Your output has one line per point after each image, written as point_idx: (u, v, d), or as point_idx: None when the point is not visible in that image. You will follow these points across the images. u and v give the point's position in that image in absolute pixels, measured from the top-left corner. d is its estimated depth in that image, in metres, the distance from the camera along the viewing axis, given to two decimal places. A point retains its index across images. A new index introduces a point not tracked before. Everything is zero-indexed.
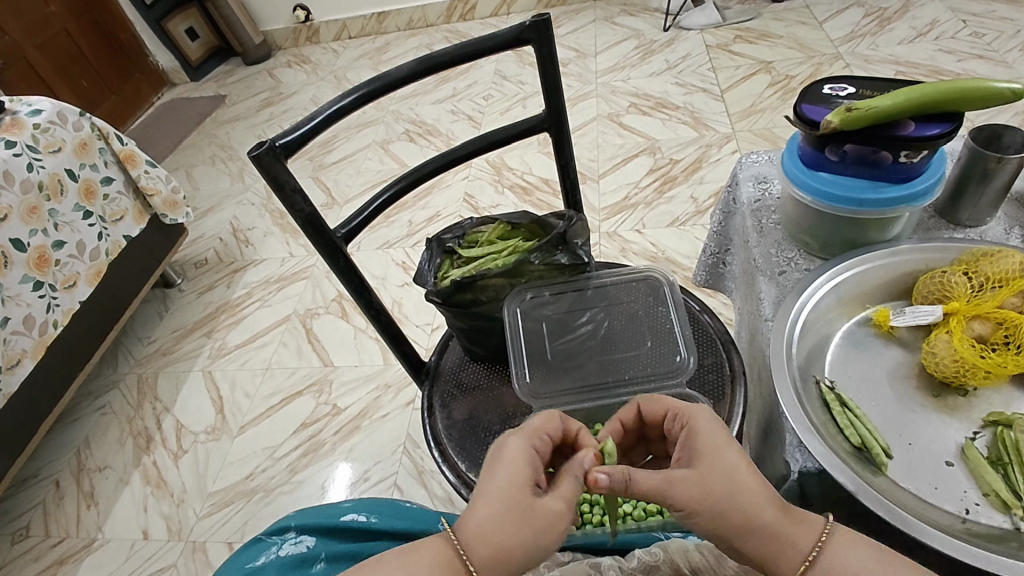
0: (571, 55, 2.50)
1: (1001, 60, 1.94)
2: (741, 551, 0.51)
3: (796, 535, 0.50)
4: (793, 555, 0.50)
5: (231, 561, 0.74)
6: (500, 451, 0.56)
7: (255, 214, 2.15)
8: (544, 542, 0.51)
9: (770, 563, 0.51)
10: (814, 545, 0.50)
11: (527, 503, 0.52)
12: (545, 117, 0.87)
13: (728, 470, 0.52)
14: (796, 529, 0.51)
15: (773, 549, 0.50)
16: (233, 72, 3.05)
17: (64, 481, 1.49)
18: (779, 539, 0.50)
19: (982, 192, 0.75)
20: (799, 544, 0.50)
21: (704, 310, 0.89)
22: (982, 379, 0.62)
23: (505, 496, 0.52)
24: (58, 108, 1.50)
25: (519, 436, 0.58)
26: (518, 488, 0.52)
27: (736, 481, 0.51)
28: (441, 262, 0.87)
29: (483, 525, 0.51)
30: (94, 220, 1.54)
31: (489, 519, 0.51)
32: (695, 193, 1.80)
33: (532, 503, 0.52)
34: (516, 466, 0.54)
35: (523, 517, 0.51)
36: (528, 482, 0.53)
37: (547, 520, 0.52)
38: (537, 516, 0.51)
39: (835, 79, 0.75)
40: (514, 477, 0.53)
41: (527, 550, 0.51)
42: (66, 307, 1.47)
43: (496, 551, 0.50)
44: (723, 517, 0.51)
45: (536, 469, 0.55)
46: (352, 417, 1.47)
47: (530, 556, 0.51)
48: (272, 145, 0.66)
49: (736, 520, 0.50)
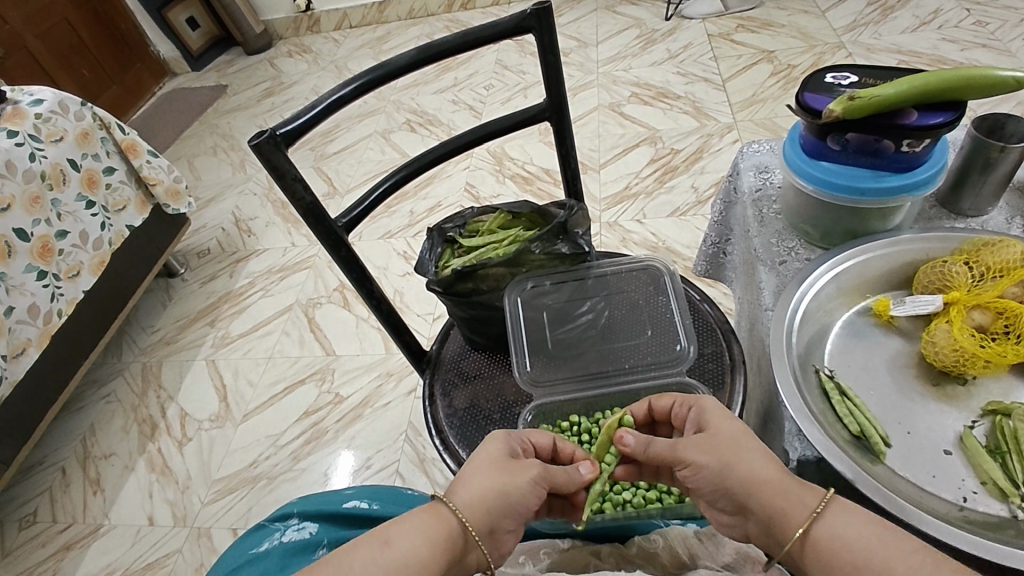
0: (572, 44, 2.48)
1: (1004, 49, 1.92)
2: (750, 509, 0.53)
3: (799, 491, 0.52)
4: (798, 511, 0.51)
5: (235, 547, 0.75)
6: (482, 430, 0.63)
7: (257, 204, 2.15)
8: (520, 494, 0.56)
9: (776, 521, 0.52)
10: (819, 501, 0.51)
11: (503, 460, 0.58)
12: (546, 106, 0.87)
13: (733, 434, 0.56)
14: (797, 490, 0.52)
15: (777, 508, 0.52)
16: (233, 62, 3.04)
17: (70, 468, 1.50)
18: (785, 492, 0.52)
19: (983, 182, 0.75)
20: (803, 498, 0.52)
21: (704, 300, 0.89)
22: (982, 368, 0.62)
23: (487, 457, 0.58)
24: (59, 98, 1.50)
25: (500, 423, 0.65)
26: (497, 450, 0.59)
27: (743, 440, 0.56)
28: (442, 252, 0.88)
29: (466, 477, 0.56)
30: (96, 210, 1.54)
31: (472, 473, 0.57)
32: (696, 183, 1.80)
33: (510, 460, 0.58)
34: (496, 437, 0.61)
35: (501, 467, 0.57)
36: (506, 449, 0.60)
37: (523, 471, 0.58)
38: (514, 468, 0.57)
39: (837, 68, 0.75)
40: (495, 445, 0.60)
41: (504, 495, 0.56)
42: (70, 296, 1.48)
43: (478, 495, 0.55)
44: (732, 473, 0.54)
45: (516, 445, 0.62)
46: (354, 405, 1.48)
47: (508, 504, 0.56)
48: (273, 133, 0.66)
49: (743, 477, 0.54)
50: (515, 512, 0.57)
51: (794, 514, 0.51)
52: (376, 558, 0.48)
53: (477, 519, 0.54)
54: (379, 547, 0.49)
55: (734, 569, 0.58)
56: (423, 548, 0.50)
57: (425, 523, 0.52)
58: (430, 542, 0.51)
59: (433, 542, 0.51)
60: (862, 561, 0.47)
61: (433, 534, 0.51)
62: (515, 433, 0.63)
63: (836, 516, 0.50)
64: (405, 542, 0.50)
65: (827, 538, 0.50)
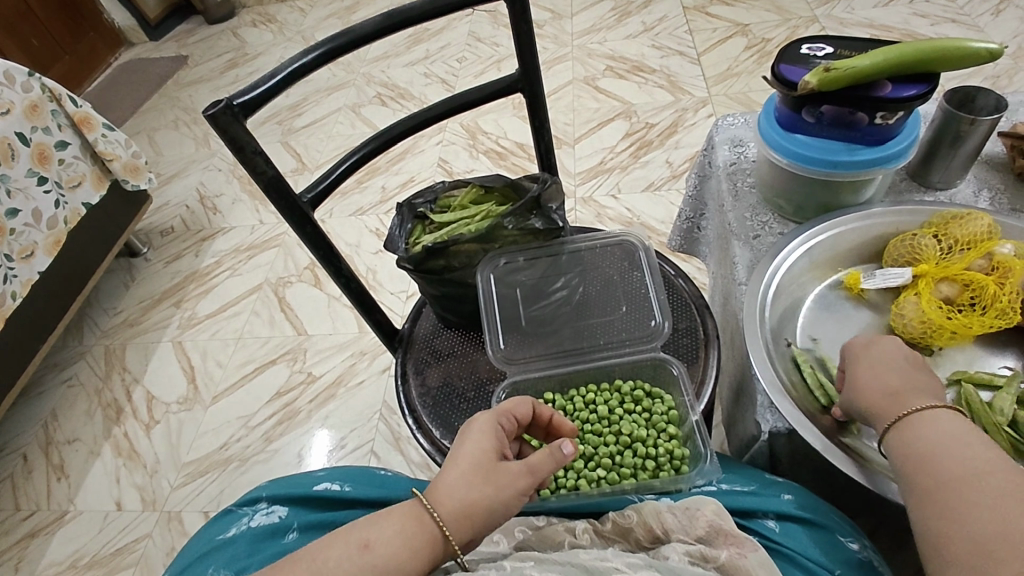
0: (547, 16, 2.43)
1: (973, 24, 1.94)
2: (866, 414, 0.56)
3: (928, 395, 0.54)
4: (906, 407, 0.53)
5: (202, 532, 0.73)
6: (467, 426, 0.59)
7: (222, 180, 2.08)
8: (504, 506, 0.54)
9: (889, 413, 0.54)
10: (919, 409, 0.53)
11: (491, 468, 0.54)
12: (519, 76, 0.84)
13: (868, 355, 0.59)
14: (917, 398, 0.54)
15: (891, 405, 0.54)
16: (194, 31, 2.90)
17: (31, 454, 1.45)
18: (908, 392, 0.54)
19: (953, 155, 0.75)
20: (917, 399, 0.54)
21: (679, 275, 0.88)
22: (947, 340, 0.64)
23: (475, 466, 0.54)
24: (4, 67, 1.40)
25: (488, 412, 0.60)
26: (486, 456, 0.55)
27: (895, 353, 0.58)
28: (413, 227, 0.85)
29: (451, 485, 0.53)
30: (49, 186, 1.46)
31: (457, 482, 0.53)
32: (671, 157, 1.79)
33: (499, 468, 0.55)
34: (483, 437, 0.57)
35: (487, 478, 0.54)
36: (492, 451, 0.56)
37: (510, 483, 0.54)
38: (501, 479, 0.54)
39: (814, 39, 0.73)
40: (481, 448, 0.56)
41: (489, 511, 0.53)
42: (25, 278, 1.41)
43: (464, 508, 0.52)
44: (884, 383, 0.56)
45: (501, 441, 0.58)
46: (328, 384, 1.46)
47: (490, 519, 0.53)
48: (229, 103, 0.62)
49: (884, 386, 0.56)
50: (498, 522, 0.54)
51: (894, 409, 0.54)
52: (353, 559, 0.47)
53: (461, 530, 0.52)
54: (356, 550, 0.47)
55: (707, 541, 0.58)
56: (403, 557, 0.48)
57: (405, 531, 0.50)
58: (411, 551, 0.49)
59: (411, 551, 0.49)
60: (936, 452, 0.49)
61: (413, 542, 0.49)
62: (499, 426, 0.59)
63: (927, 417, 0.52)
64: (384, 548, 0.48)
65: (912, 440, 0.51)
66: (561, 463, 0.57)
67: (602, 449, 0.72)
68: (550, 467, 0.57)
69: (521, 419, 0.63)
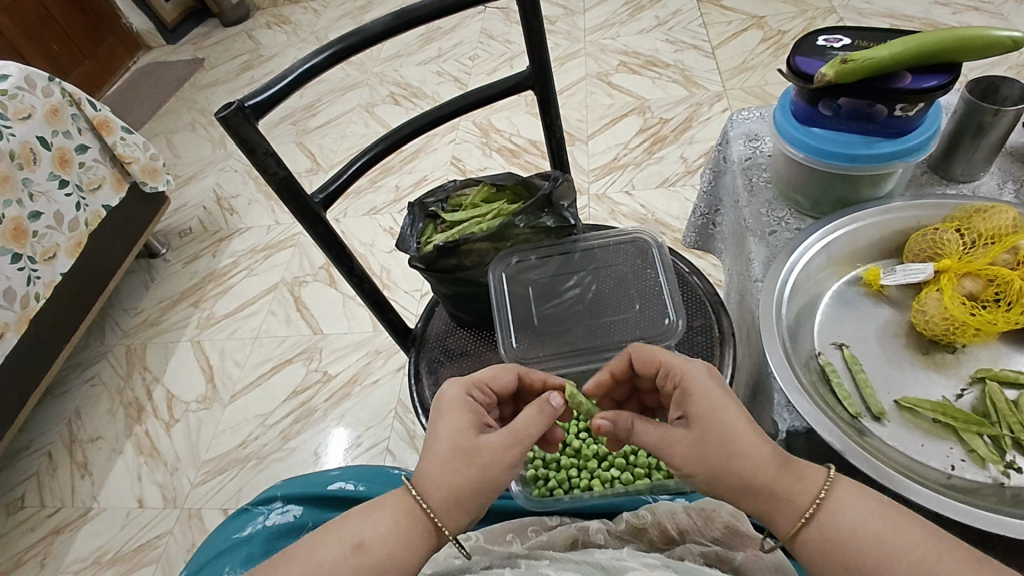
0: (559, 12, 2.41)
1: (997, 12, 1.89)
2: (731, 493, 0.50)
3: (805, 484, 0.49)
4: (799, 498, 0.48)
5: (218, 531, 0.74)
6: (441, 405, 0.57)
7: (239, 181, 2.10)
8: (494, 481, 0.52)
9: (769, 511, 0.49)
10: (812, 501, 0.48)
11: (470, 446, 0.53)
12: (529, 74, 0.84)
13: (728, 428, 0.50)
14: (794, 484, 0.49)
15: (773, 503, 0.49)
16: (210, 34, 2.93)
17: (56, 452, 1.49)
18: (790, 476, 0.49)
19: (977, 146, 0.73)
20: (799, 485, 0.49)
21: (693, 272, 0.87)
22: (971, 336, 0.62)
23: (454, 451, 0.52)
24: (25, 73, 1.43)
25: (455, 389, 0.58)
26: (463, 439, 0.53)
27: (733, 435, 0.50)
28: (425, 227, 0.85)
29: (436, 474, 0.52)
30: (70, 189, 1.49)
31: (439, 470, 0.52)
32: (685, 153, 1.77)
33: (478, 450, 0.52)
34: (456, 419, 0.55)
35: (470, 460, 0.52)
36: (469, 429, 0.54)
37: (494, 460, 0.52)
38: (481, 456, 0.52)
39: (830, 31, 0.72)
40: (456, 430, 0.54)
41: (479, 490, 0.52)
42: (48, 279, 1.43)
43: (451, 495, 0.51)
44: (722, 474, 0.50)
45: (477, 416, 0.56)
46: (344, 383, 1.47)
47: (483, 497, 0.52)
48: (241, 105, 0.63)
49: (737, 479, 0.49)
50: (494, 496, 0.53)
51: (787, 507, 0.49)
52: (347, 560, 0.49)
53: (452, 518, 0.51)
54: (350, 551, 0.49)
55: (723, 543, 0.58)
56: (396, 554, 0.50)
57: (396, 525, 0.50)
58: (403, 546, 0.50)
59: (405, 546, 0.50)
60: (869, 550, 0.45)
61: (406, 539, 0.50)
62: (471, 404, 0.57)
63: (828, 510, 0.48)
64: (378, 549, 0.49)
65: (821, 538, 0.47)
66: (551, 418, 0.55)
67: (616, 449, 0.71)
68: (538, 426, 0.54)
69: (500, 391, 0.64)
